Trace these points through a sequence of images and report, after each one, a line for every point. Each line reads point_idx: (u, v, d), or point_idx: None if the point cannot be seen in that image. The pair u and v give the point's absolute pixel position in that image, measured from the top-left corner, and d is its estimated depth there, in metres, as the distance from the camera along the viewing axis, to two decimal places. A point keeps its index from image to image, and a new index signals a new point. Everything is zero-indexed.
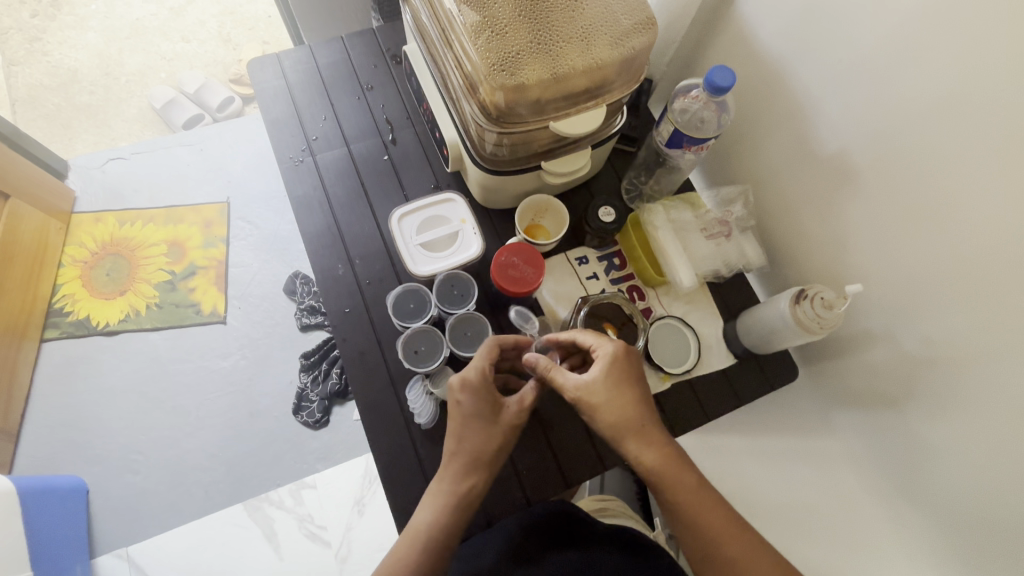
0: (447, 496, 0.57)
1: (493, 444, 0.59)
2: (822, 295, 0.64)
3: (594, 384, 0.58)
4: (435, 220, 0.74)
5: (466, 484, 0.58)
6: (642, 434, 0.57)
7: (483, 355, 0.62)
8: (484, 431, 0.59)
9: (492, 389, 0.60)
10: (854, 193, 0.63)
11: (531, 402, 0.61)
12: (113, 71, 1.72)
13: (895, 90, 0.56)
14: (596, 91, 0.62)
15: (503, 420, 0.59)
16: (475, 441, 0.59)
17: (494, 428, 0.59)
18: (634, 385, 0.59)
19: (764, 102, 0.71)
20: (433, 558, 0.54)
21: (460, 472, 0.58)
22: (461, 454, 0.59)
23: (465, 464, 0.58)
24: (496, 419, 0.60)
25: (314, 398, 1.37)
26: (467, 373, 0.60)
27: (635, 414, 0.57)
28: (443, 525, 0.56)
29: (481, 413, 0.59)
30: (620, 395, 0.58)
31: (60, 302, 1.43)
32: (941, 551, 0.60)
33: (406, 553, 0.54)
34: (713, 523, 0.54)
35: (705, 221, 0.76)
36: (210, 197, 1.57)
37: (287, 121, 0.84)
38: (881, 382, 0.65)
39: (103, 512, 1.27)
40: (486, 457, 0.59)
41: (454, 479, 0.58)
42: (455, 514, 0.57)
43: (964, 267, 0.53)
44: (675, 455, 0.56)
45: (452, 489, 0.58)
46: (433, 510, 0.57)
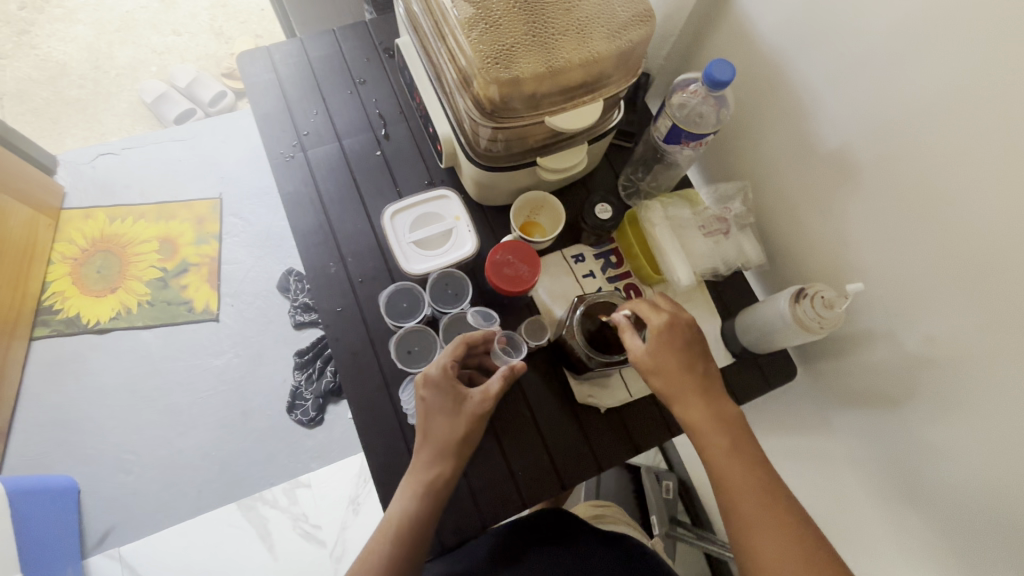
0: (417, 488, 0.58)
1: (457, 435, 0.59)
2: (823, 294, 0.63)
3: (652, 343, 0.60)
4: (428, 217, 0.72)
5: (433, 475, 0.58)
6: (694, 394, 0.58)
7: (447, 349, 0.62)
8: (447, 422, 0.60)
9: (454, 382, 0.61)
10: (855, 190, 0.62)
11: (496, 391, 0.61)
12: (102, 64, 1.69)
13: (898, 85, 0.54)
14: (592, 85, 0.61)
15: (464, 409, 0.59)
16: (441, 432, 0.60)
17: (456, 418, 0.60)
18: (688, 351, 0.60)
19: (763, 97, 0.70)
20: (406, 547, 0.56)
21: (428, 463, 0.59)
22: (428, 445, 0.59)
23: (431, 455, 0.59)
24: (457, 409, 0.60)
25: (308, 397, 1.35)
26: (430, 369, 0.61)
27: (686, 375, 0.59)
28: (413, 515, 0.57)
29: (444, 406, 0.60)
30: (677, 357, 0.60)
31: (49, 299, 1.41)
32: (940, 551, 0.60)
33: (381, 544, 0.56)
34: (750, 483, 0.53)
35: (702, 218, 0.75)
36: (202, 193, 1.55)
37: (277, 115, 0.82)
38: (882, 382, 0.64)
39: (95, 512, 1.25)
40: (451, 447, 0.59)
41: (422, 470, 0.59)
42: (425, 504, 0.57)
43: (968, 265, 0.52)
44: (722, 419, 0.57)
45: (421, 480, 0.58)
46: (404, 501, 0.57)
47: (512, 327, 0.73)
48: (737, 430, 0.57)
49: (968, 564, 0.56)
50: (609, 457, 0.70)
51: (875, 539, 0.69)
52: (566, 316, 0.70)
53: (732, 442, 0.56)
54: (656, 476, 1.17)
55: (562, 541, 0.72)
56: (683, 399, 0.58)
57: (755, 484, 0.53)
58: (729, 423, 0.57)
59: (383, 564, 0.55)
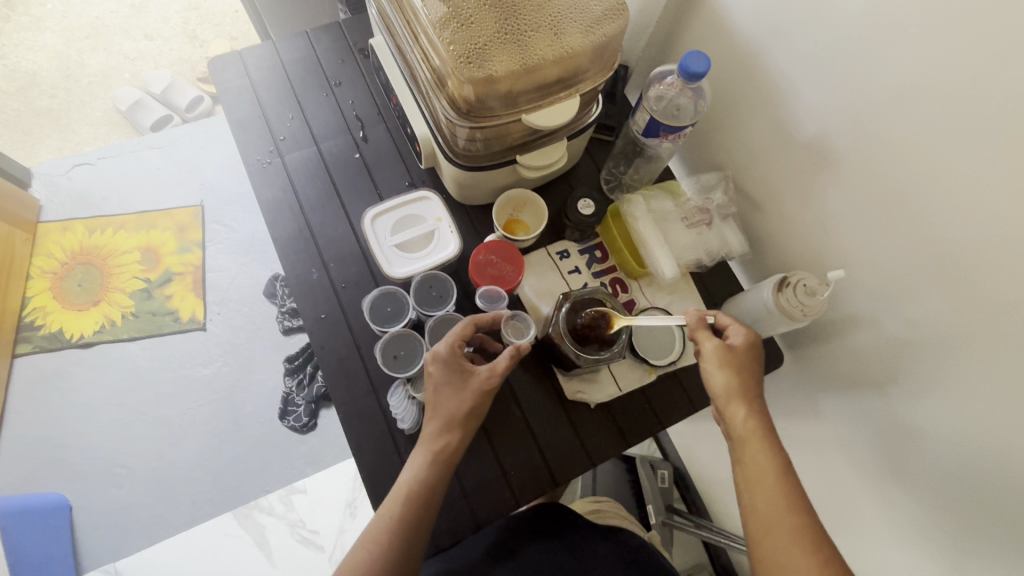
0: (425, 456, 0.58)
1: (465, 407, 0.59)
2: (805, 282, 0.64)
3: (728, 351, 0.59)
4: (409, 220, 0.72)
5: (441, 442, 0.58)
6: (753, 407, 0.57)
7: (455, 328, 0.63)
8: (456, 395, 0.60)
9: (462, 359, 0.61)
10: (833, 175, 0.62)
11: (504, 366, 0.60)
12: (73, 72, 1.65)
13: (872, 71, 0.54)
14: (569, 81, 0.60)
15: (470, 384, 0.59)
16: (450, 404, 0.60)
17: (466, 394, 0.60)
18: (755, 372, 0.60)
19: (741, 87, 0.70)
20: (414, 512, 0.55)
21: (437, 434, 0.59)
22: (437, 417, 0.59)
23: (440, 426, 0.59)
24: (468, 383, 0.60)
25: (300, 402, 1.34)
26: (436, 347, 0.62)
27: (751, 386, 0.58)
28: (420, 482, 0.56)
29: (451, 380, 0.60)
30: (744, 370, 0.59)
31: (30, 315, 1.39)
32: (929, 527, 0.61)
33: (389, 509, 0.55)
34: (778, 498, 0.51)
35: (685, 209, 0.75)
36: (183, 201, 1.52)
37: (252, 121, 0.80)
38: (867, 366, 0.64)
39: (87, 529, 1.24)
40: (458, 419, 0.59)
41: (431, 440, 0.59)
42: (433, 471, 0.57)
43: (945, 248, 0.53)
44: (771, 433, 0.56)
45: (430, 449, 0.58)
46: (414, 468, 0.57)
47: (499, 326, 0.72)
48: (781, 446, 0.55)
49: (958, 541, 0.58)
50: (600, 451, 0.70)
51: (867, 519, 0.70)
52: (552, 312, 0.69)
53: (772, 454, 0.54)
54: (651, 465, 1.19)
55: (559, 538, 0.72)
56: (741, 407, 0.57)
57: (783, 497, 0.51)
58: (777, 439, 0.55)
59: (391, 526, 0.54)
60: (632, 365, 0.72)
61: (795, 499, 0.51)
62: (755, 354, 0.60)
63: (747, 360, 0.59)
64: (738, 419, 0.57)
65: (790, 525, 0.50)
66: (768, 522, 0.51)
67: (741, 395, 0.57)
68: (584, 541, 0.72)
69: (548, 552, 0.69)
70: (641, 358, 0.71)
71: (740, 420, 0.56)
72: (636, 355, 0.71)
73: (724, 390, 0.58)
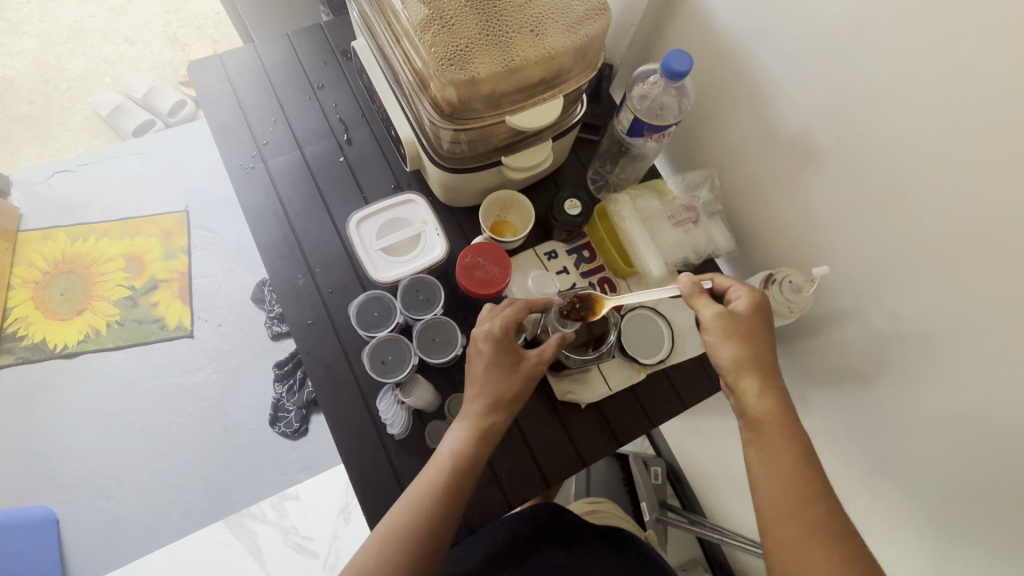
0: (470, 431, 0.56)
1: (513, 391, 0.57)
2: (791, 279, 0.64)
3: (734, 314, 0.58)
4: (395, 223, 0.71)
5: (487, 422, 0.56)
6: (762, 383, 0.55)
7: (509, 309, 0.59)
8: (504, 378, 0.57)
9: (514, 341, 0.58)
10: (817, 172, 0.62)
11: (554, 353, 0.58)
12: (52, 77, 1.62)
13: (852, 69, 0.55)
14: (552, 81, 0.60)
15: (522, 368, 0.57)
16: (497, 386, 0.57)
17: (512, 376, 0.57)
18: (767, 340, 0.58)
19: (724, 84, 0.70)
20: (455, 486, 0.54)
21: (482, 412, 0.57)
22: (483, 395, 0.57)
23: (487, 405, 0.57)
24: (516, 366, 0.58)
25: (291, 408, 1.33)
26: (491, 325, 0.58)
27: (761, 355, 0.57)
28: (464, 457, 0.55)
29: (502, 361, 0.57)
30: (755, 335, 0.58)
31: (13, 326, 1.36)
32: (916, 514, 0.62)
33: (432, 477, 0.55)
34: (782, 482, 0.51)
35: (671, 208, 0.75)
36: (167, 207, 1.50)
37: (235, 125, 0.79)
38: (854, 360, 0.65)
39: (75, 542, 1.22)
40: (505, 401, 0.57)
41: (477, 417, 0.57)
42: (476, 448, 0.56)
43: (926, 245, 0.53)
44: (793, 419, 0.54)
45: (476, 426, 0.56)
46: (457, 441, 0.56)
47: None
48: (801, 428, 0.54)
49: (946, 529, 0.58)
50: (591, 452, 0.70)
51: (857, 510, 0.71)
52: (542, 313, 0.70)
53: (791, 442, 0.53)
54: (644, 461, 1.18)
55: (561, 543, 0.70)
56: (756, 379, 0.56)
57: (802, 486, 0.51)
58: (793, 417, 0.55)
59: (431, 497, 0.53)
60: (621, 364, 0.72)
61: (813, 488, 0.50)
62: (764, 319, 0.59)
63: (757, 329, 0.58)
64: (753, 396, 0.55)
65: (806, 518, 0.49)
66: (790, 509, 0.50)
67: (754, 365, 0.56)
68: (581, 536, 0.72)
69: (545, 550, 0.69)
70: (630, 357, 0.71)
71: (754, 397, 0.55)
72: (625, 354, 0.71)
73: (733, 360, 0.56)
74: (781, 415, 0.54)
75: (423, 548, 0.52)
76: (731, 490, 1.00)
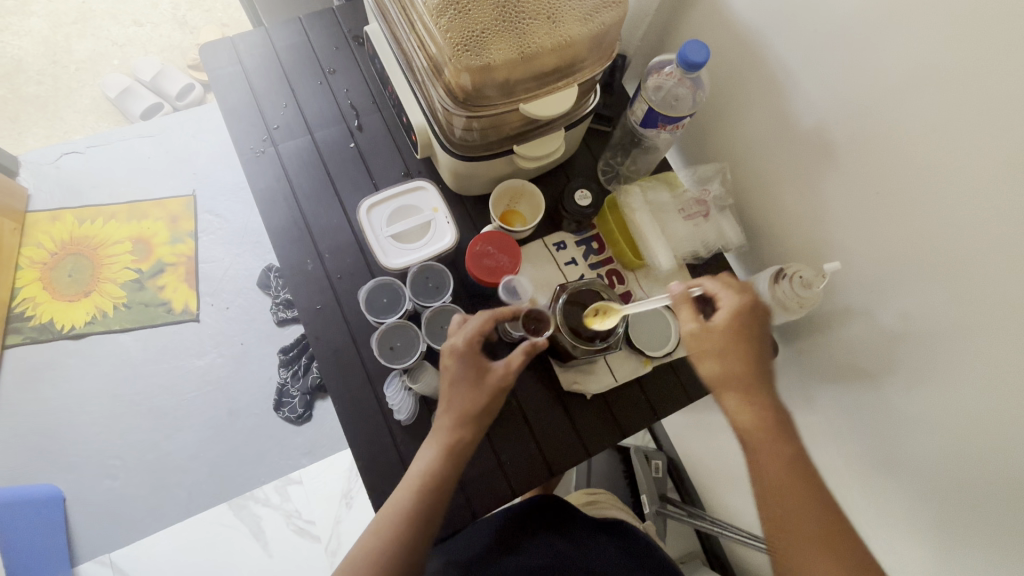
0: (439, 447, 0.57)
1: (479, 404, 0.57)
2: (801, 274, 0.64)
3: (706, 327, 0.60)
4: (405, 210, 0.71)
5: (455, 437, 0.57)
6: (748, 396, 0.58)
7: (475, 322, 0.60)
8: (470, 392, 0.58)
9: (480, 355, 0.59)
10: (832, 168, 0.62)
11: (520, 363, 0.58)
12: (61, 59, 1.62)
13: (870, 64, 0.54)
14: (567, 70, 0.59)
15: (487, 381, 0.57)
16: (465, 399, 0.58)
17: (477, 390, 0.58)
18: (752, 343, 0.60)
19: (740, 76, 0.69)
20: (426, 501, 0.55)
21: (450, 426, 0.57)
22: (451, 410, 0.58)
23: (455, 420, 0.57)
24: (480, 379, 0.58)
25: (295, 394, 1.34)
26: (455, 339, 0.59)
27: (743, 363, 0.59)
28: (435, 473, 0.56)
29: (468, 376, 0.58)
30: (735, 344, 0.59)
31: (20, 306, 1.37)
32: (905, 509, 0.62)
33: (404, 495, 0.55)
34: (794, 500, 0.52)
35: (682, 201, 0.75)
36: (175, 191, 1.50)
37: (245, 109, 0.79)
38: (860, 357, 0.65)
39: (82, 520, 1.23)
40: (472, 415, 0.57)
41: (445, 432, 0.57)
42: (447, 463, 0.56)
43: (937, 242, 0.53)
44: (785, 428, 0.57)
45: (444, 440, 0.57)
46: (427, 456, 0.57)
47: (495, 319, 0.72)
48: (794, 435, 0.56)
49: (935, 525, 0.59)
50: (596, 442, 0.70)
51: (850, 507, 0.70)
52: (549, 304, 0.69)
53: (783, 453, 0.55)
54: (646, 455, 1.17)
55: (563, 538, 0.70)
56: (736, 391, 0.58)
57: (807, 496, 0.52)
58: (784, 426, 0.57)
59: (403, 514, 0.54)
60: (628, 356, 0.72)
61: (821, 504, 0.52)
62: (746, 322, 0.60)
63: (735, 335, 0.60)
64: (731, 408, 0.59)
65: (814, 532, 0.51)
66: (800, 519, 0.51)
67: (729, 373, 0.59)
68: (580, 527, 0.73)
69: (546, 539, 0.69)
70: (637, 349, 0.71)
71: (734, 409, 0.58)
72: (631, 346, 0.72)
73: (711, 369, 0.60)
74: (763, 423, 0.57)
75: (396, 565, 0.52)
76: (732, 485, 1.00)
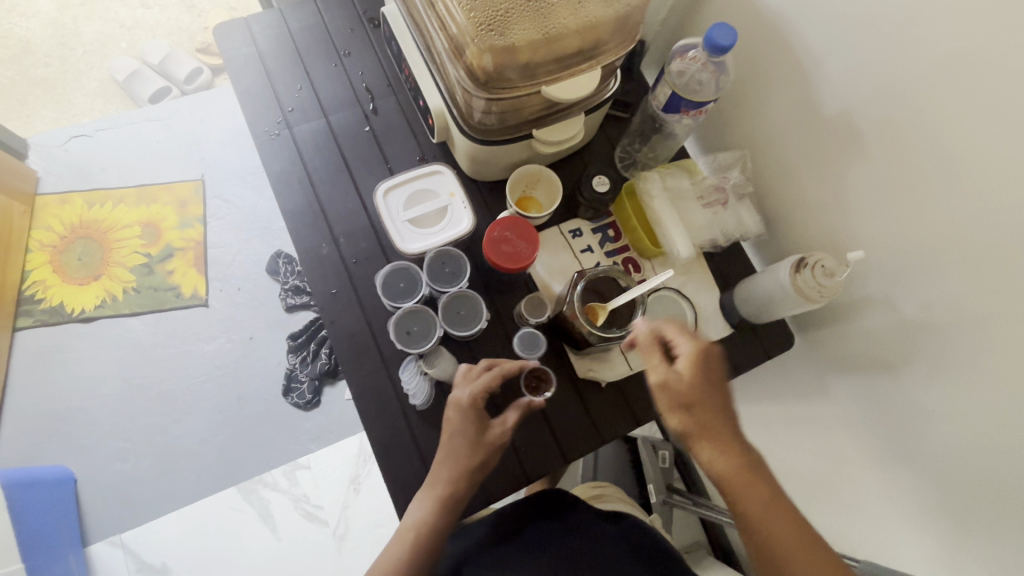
0: (434, 501, 0.57)
1: (476, 461, 0.58)
2: (823, 263, 0.63)
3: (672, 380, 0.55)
4: (421, 195, 0.70)
5: (450, 493, 0.57)
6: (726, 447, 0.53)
7: (481, 377, 0.60)
8: (469, 448, 0.58)
9: (482, 412, 0.60)
10: (857, 155, 0.61)
11: (515, 422, 0.60)
12: (69, 41, 1.61)
13: (900, 48, 0.53)
14: (590, 53, 0.58)
15: (486, 440, 0.58)
16: (463, 455, 0.58)
17: (476, 445, 0.58)
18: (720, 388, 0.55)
19: (764, 61, 0.68)
20: (418, 556, 0.55)
21: (447, 480, 0.58)
22: (448, 465, 0.58)
23: (451, 475, 0.58)
24: (480, 433, 0.59)
25: (303, 379, 1.35)
26: (459, 393, 0.60)
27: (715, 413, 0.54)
28: (428, 528, 0.56)
29: (469, 433, 0.58)
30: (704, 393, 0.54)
31: (30, 289, 1.37)
32: (914, 501, 0.62)
33: (397, 549, 0.56)
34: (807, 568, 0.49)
35: (700, 188, 0.75)
36: (183, 175, 1.50)
37: (259, 91, 0.78)
38: (878, 348, 0.65)
39: (93, 501, 1.24)
40: (468, 471, 0.58)
41: (441, 486, 0.58)
42: (439, 519, 0.57)
43: (962, 232, 0.52)
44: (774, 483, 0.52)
45: (439, 494, 0.58)
46: (422, 509, 0.57)
47: (510, 306, 0.72)
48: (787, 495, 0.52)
49: (944, 517, 0.59)
50: (610, 429, 0.70)
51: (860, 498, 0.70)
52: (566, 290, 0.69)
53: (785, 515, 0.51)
54: (652, 445, 1.17)
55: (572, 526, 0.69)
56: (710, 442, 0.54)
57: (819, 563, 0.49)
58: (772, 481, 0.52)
59: (395, 569, 0.55)
60: None
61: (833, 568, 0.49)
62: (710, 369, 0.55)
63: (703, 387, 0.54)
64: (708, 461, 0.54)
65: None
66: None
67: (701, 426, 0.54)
68: (590, 521, 0.70)
69: (551, 535, 0.67)
70: None
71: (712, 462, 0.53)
72: None
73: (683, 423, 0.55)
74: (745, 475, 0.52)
75: None
76: None
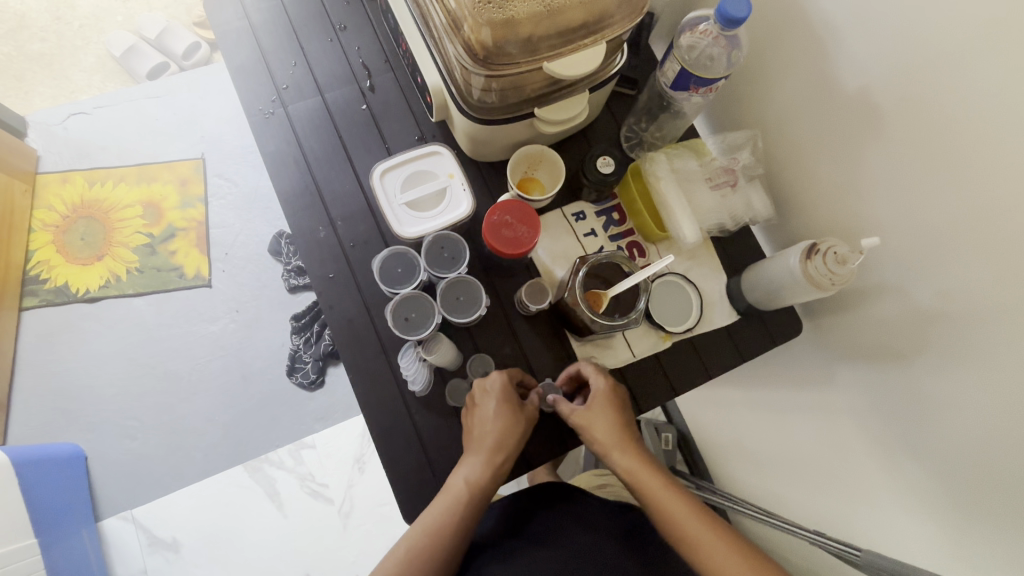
0: (482, 466, 0.60)
1: (518, 433, 0.62)
2: (835, 250, 0.61)
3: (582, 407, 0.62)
4: (420, 176, 0.68)
5: (499, 461, 0.60)
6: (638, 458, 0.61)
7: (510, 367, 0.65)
8: (512, 422, 0.62)
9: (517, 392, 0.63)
10: (876, 137, 0.58)
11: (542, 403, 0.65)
12: (64, 15, 1.57)
13: (925, 23, 0.50)
14: (594, 26, 0.55)
15: (527, 414, 0.62)
16: (508, 427, 0.61)
17: (519, 420, 0.62)
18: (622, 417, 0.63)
19: (778, 36, 0.65)
20: (467, 515, 0.58)
21: (495, 449, 0.60)
22: (495, 435, 0.61)
23: (499, 444, 0.61)
24: (523, 411, 0.63)
25: (308, 359, 1.35)
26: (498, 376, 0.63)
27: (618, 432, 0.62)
28: (476, 490, 0.59)
29: (513, 407, 0.62)
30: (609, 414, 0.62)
31: (35, 269, 1.38)
32: (919, 493, 0.61)
33: (446, 508, 0.58)
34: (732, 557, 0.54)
35: (709, 170, 0.72)
36: (184, 154, 1.48)
37: (253, 68, 0.76)
38: (891, 337, 0.62)
39: (103, 479, 1.27)
40: (512, 442, 0.61)
41: (489, 454, 0.60)
42: (487, 483, 0.60)
43: (985, 218, 0.50)
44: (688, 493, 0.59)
45: (486, 461, 0.60)
46: (472, 473, 0.60)
47: (511, 291, 0.70)
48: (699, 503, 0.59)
49: (953, 508, 0.57)
50: None
51: (862, 486, 0.69)
52: (568, 275, 0.66)
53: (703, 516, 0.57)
54: (655, 428, 1.12)
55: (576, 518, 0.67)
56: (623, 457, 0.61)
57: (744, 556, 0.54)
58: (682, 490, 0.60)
59: (443, 528, 0.57)
60: (647, 331, 0.71)
61: None
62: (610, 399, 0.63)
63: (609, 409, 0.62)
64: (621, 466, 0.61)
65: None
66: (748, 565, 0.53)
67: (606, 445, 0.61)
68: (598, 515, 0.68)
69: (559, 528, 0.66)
70: (656, 324, 0.70)
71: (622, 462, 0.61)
72: (652, 321, 0.70)
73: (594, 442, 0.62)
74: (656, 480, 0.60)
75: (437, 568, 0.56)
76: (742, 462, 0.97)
